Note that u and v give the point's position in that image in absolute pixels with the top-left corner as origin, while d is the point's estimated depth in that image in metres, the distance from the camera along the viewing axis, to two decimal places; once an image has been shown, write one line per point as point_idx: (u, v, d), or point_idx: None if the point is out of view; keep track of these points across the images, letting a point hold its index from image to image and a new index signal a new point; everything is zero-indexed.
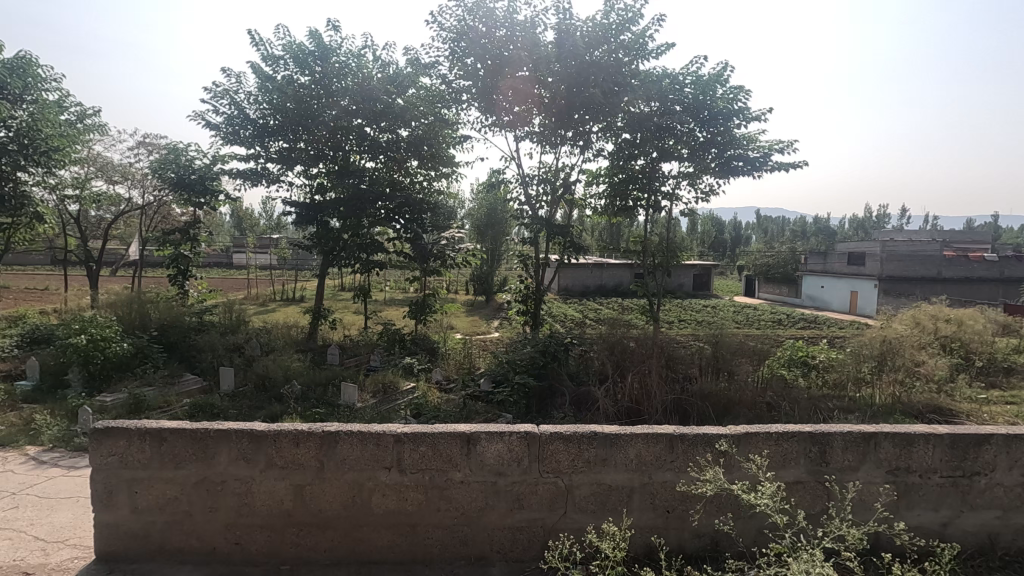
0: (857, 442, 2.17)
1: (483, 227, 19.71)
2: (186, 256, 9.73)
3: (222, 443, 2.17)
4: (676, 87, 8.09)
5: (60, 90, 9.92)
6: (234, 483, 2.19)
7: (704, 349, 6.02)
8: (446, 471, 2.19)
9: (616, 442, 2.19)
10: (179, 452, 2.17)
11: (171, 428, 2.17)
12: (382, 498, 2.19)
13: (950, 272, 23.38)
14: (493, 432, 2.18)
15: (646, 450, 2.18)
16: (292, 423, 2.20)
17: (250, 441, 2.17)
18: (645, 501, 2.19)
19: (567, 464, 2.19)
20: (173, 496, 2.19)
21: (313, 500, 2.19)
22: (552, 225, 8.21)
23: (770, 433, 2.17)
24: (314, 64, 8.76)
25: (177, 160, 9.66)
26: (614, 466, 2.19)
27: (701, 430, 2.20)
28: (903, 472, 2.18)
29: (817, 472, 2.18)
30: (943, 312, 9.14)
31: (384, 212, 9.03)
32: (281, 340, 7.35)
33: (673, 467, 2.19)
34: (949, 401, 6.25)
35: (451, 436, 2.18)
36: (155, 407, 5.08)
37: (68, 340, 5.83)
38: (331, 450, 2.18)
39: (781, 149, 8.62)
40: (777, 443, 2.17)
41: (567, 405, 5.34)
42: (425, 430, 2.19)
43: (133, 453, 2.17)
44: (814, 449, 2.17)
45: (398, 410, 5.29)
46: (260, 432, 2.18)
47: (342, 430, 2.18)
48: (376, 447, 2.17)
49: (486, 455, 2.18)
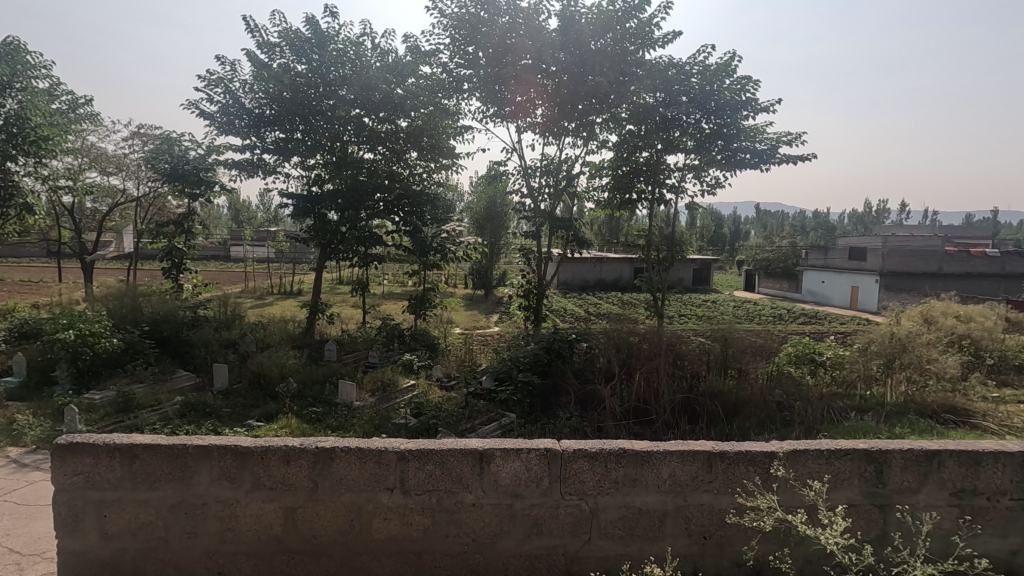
0: (918, 461, 2.01)
1: (482, 221, 19.49)
2: (180, 249, 9.51)
3: (201, 461, 1.99)
4: (683, 76, 7.77)
5: (51, 79, 9.69)
6: (216, 506, 2.01)
7: (713, 346, 5.69)
8: (456, 492, 2.01)
9: (647, 461, 2.02)
10: (154, 472, 1.99)
11: (143, 445, 1.98)
12: (383, 522, 2.01)
13: (951, 267, 23.16)
14: (509, 450, 2.00)
15: (681, 469, 2.02)
16: (285, 439, 2.02)
17: (234, 459, 1.99)
18: (679, 526, 2.03)
19: (586, 484, 2.01)
20: (146, 521, 2.00)
21: (306, 525, 2.01)
22: (554, 218, 7.96)
23: (821, 451, 2.01)
24: (311, 52, 8.53)
25: (171, 150, 9.44)
26: (643, 487, 2.02)
27: (742, 447, 2.04)
28: (969, 494, 2.02)
29: (872, 494, 2.02)
30: (953, 307, 8.98)
31: (383, 204, 8.87)
32: (277, 336, 7.16)
33: (711, 488, 2.02)
34: (964, 401, 6.08)
35: (460, 454, 2.00)
36: (146, 405, 4.90)
37: (55, 335, 5.66)
38: (326, 468, 2.00)
39: (789, 141, 8.41)
40: (830, 463, 2.01)
41: (572, 404, 5.18)
42: (431, 447, 2.01)
43: (101, 472, 1.99)
44: (870, 468, 2.01)
45: (398, 409, 5.12)
46: (246, 448, 2.00)
47: (339, 446, 2.00)
48: (377, 466, 1.99)
49: (500, 475, 2.01)
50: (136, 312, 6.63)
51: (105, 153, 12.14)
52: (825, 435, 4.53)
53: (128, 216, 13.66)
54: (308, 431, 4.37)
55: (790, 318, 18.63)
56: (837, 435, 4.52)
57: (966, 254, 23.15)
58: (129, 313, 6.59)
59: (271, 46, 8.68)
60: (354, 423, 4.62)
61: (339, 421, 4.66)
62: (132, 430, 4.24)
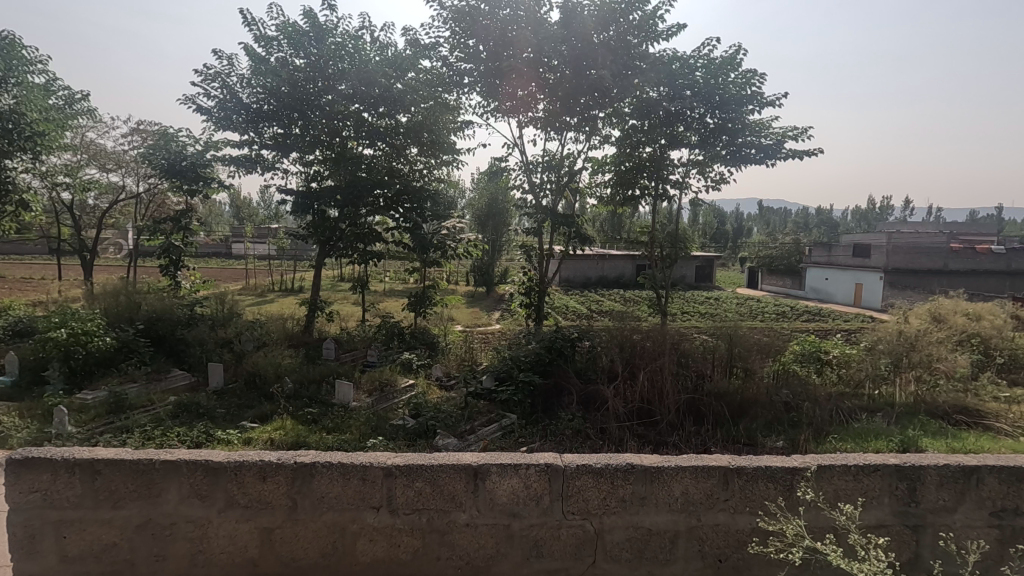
0: (955, 478, 1.93)
1: (483, 218, 19.33)
2: (177, 246, 9.38)
3: (169, 478, 1.90)
4: (686, 70, 7.56)
5: (47, 74, 9.58)
6: (186, 526, 1.91)
7: (718, 345, 5.56)
8: (448, 511, 1.92)
9: (658, 478, 1.93)
10: (118, 489, 1.90)
11: (107, 460, 1.89)
12: (369, 543, 1.92)
13: (956, 264, 22.96)
14: (506, 466, 1.91)
15: (694, 486, 1.93)
16: (260, 453, 1.93)
17: (205, 474, 1.90)
18: (692, 548, 1.94)
19: (588, 501, 1.93)
20: (110, 543, 1.90)
21: (284, 547, 1.92)
22: (555, 214, 7.81)
23: (849, 468, 1.93)
24: (309, 46, 8.38)
25: (167, 145, 9.30)
26: (653, 506, 1.93)
27: (762, 462, 1.95)
28: (1010, 514, 1.94)
29: (905, 513, 1.94)
30: (962, 305, 8.83)
31: (383, 200, 8.70)
32: (275, 334, 7.06)
33: (727, 507, 1.94)
34: (975, 402, 5.96)
35: (453, 470, 1.91)
36: (138, 406, 4.79)
37: (47, 334, 5.55)
38: (306, 484, 1.91)
39: (795, 136, 8.27)
40: (858, 479, 1.93)
41: (574, 405, 5.05)
42: (420, 462, 1.92)
43: (60, 490, 1.89)
44: (902, 486, 1.94)
45: (396, 409, 4.99)
46: (218, 464, 1.91)
47: (320, 461, 1.91)
48: (362, 482, 1.91)
49: (496, 493, 1.91)
50: (130, 311, 6.53)
51: (104, 150, 12.05)
52: (835, 437, 4.41)
53: (128, 213, 13.57)
54: (303, 432, 4.26)
55: (794, 316, 18.47)
56: (848, 438, 4.40)
57: (971, 250, 22.93)
58: (125, 312, 6.49)
59: (268, 40, 8.54)
60: (350, 424, 4.50)
61: (335, 422, 4.54)
62: (123, 432, 4.13)
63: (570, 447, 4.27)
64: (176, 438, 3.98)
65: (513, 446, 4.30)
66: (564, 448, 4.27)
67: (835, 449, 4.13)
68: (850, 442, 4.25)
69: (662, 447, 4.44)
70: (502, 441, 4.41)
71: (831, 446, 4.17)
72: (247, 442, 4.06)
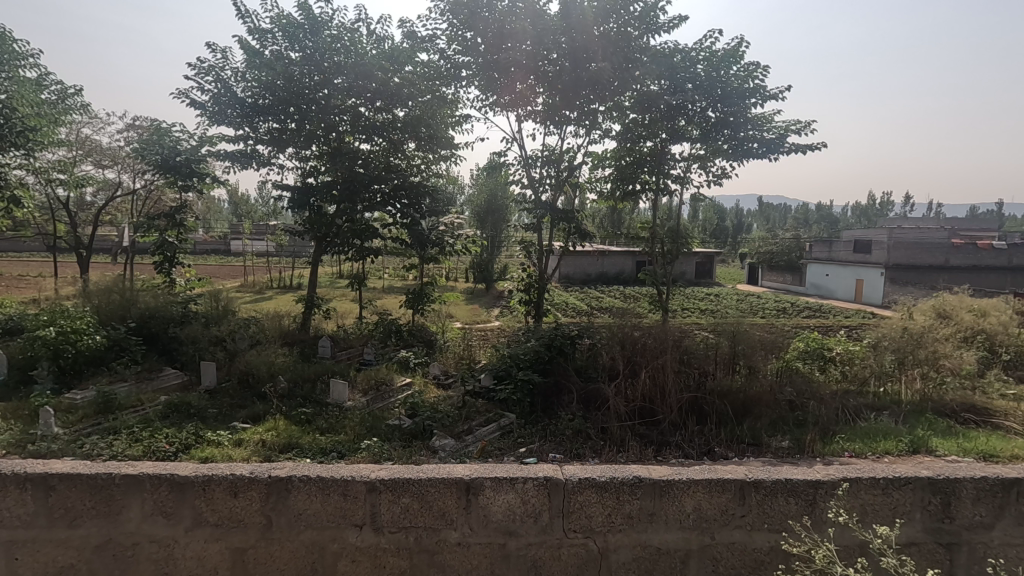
0: (992, 492, 1.93)
1: (482, 214, 19.19)
2: (172, 242, 9.20)
3: (129, 493, 1.84)
4: (688, 63, 7.43)
5: (39, 68, 9.45)
6: (148, 546, 1.85)
7: (721, 342, 5.38)
8: (438, 529, 1.87)
9: (667, 493, 1.91)
10: (73, 507, 1.85)
11: (60, 475, 1.84)
12: (351, 563, 1.86)
13: (959, 258, 22.87)
14: (501, 482, 1.87)
15: (706, 501, 1.91)
16: (229, 468, 1.87)
17: (169, 490, 1.84)
18: (705, 566, 1.92)
19: (590, 515, 1.89)
20: (66, 564, 1.84)
21: (258, 567, 1.86)
22: (555, 210, 7.68)
23: (880, 481, 1.93)
24: (304, 38, 8.24)
25: (161, 140, 9.16)
26: (662, 523, 1.91)
27: (784, 476, 1.93)
28: None
29: (939, 530, 1.94)
30: (967, 301, 8.70)
31: (380, 195, 8.52)
32: (270, 331, 6.94)
33: (744, 524, 1.92)
34: (983, 400, 5.85)
35: (445, 486, 1.86)
36: (128, 406, 4.68)
37: (36, 332, 5.43)
38: (280, 500, 1.86)
39: (798, 130, 8.13)
40: (889, 494, 1.92)
41: (574, 404, 4.93)
42: (408, 478, 1.86)
43: (12, 508, 1.84)
44: (937, 500, 1.93)
45: (392, 409, 4.88)
46: (184, 478, 1.85)
47: (297, 475, 1.86)
48: (343, 498, 1.85)
49: (491, 509, 1.87)
50: (122, 308, 6.41)
51: (100, 146, 11.92)
52: (843, 436, 4.30)
53: (124, 209, 13.44)
54: (297, 433, 4.14)
55: (795, 312, 18.36)
56: (856, 437, 4.28)
57: (972, 246, 22.82)
58: (117, 310, 6.38)
59: (263, 33, 8.39)
60: (345, 424, 4.39)
61: (330, 423, 4.43)
62: (110, 434, 4.02)
63: (571, 447, 4.14)
64: (165, 440, 3.87)
65: (512, 447, 4.20)
66: (565, 449, 4.14)
67: (843, 449, 4.03)
68: (858, 442, 4.14)
69: (664, 448, 4.34)
70: (501, 441, 4.30)
71: (839, 446, 4.06)
72: (238, 443, 3.94)
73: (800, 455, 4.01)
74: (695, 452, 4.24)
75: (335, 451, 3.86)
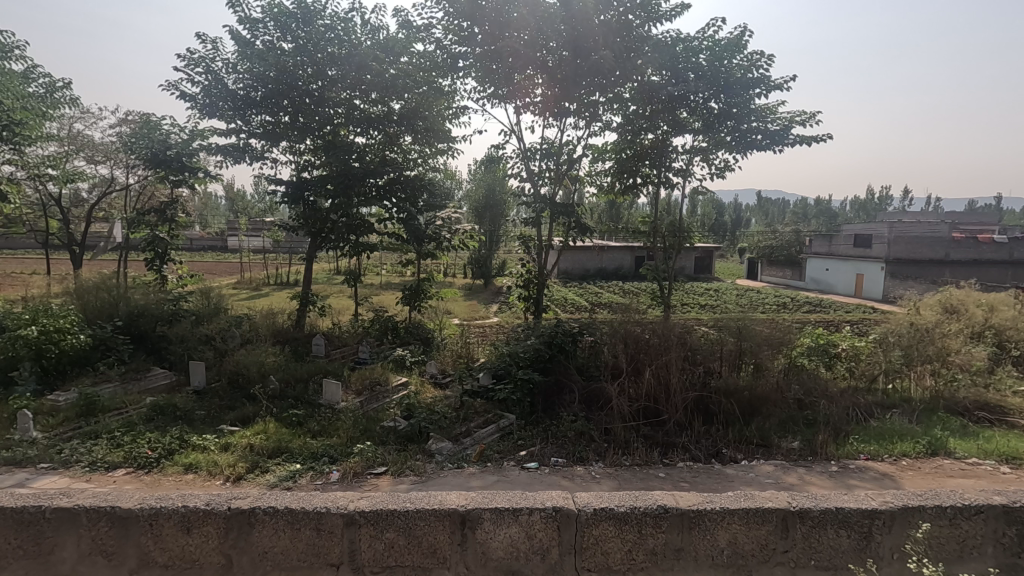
0: None
1: (479, 209, 18.91)
2: (163, 238, 8.95)
3: (64, 529, 2.01)
4: (689, 54, 7.26)
5: (26, 60, 9.23)
6: None
7: (726, 339, 5.14)
8: (434, 568, 2.00)
9: (698, 526, 2.04)
10: None
11: None
12: None
13: (957, 253, 22.76)
14: (498, 517, 2.01)
15: (741, 535, 2.04)
16: (175, 502, 2.02)
17: (112, 525, 2.01)
18: None
19: (607, 548, 2.01)
20: None
21: None
22: (554, 204, 7.49)
23: (952, 511, 2.08)
24: (297, 28, 8.02)
25: (150, 133, 8.90)
26: (691, 557, 2.03)
27: (835, 507, 2.08)
28: None
29: (1011, 563, 2.08)
30: (976, 295, 8.51)
31: (375, 189, 8.28)
32: (263, 328, 6.74)
33: (787, 559, 2.04)
34: (996, 398, 5.70)
35: (437, 521, 2.01)
36: (112, 409, 4.49)
37: (16, 331, 5.23)
38: (241, 535, 2.01)
39: (803, 121, 7.92)
40: (958, 524, 2.08)
41: (576, 404, 4.78)
42: (394, 511, 2.01)
43: None
44: (1009, 531, 2.09)
45: (388, 410, 4.71)
46: (125, 512, 2.01)
47: (258, 509, 2.01)
48: (315, 533, 2.00)
49: (487, 544, 2.01)
50: (109, 306, 6.21)
51: (92, 141, 11.69)
52: (857, 437, 4.14)
53: (116, 205, 13.15)
54: (287, 436, 3.96)
55: (796, 307, 18.20)
56: (871, 438, 4.12)
57: (973, 240, 22.70)
58: (105, 308, 6.18)
59: (254, 23, 8.15)
60: (338, 426, 4.21)
61: (322, 424, 4.26)
62: (90, 438, 3.83)
63: (573, 451, 3.97)
64: (147, 446, 3.68)
65: (513, 450, 4.02)
66: (568, 452, 3.95)
67: (858, 451, 3.86)
68: (873, 444, 3.97)
69: (670, 449, 4.18)
70: (501, 443, 4.12)
71: (853, 448, 3.89)
72: (225, 448, 3.75)
73: (813, 458, 3.85)
74: (702, 455, 4.07)
75: (327, 456, 3.68)
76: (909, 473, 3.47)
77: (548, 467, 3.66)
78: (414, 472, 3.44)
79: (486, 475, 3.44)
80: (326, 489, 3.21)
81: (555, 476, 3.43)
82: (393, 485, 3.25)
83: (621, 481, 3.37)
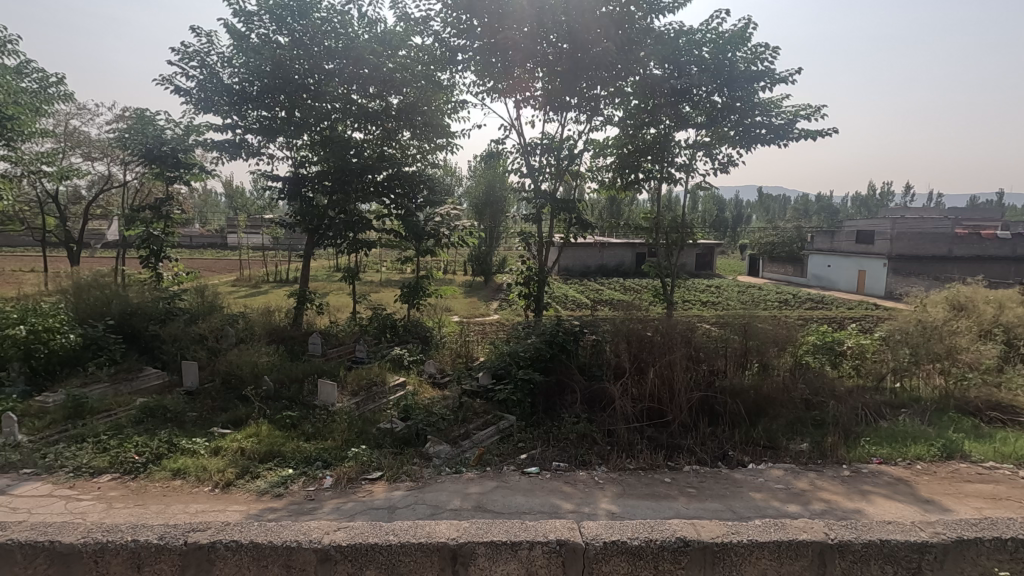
0: None
1: (480, 205, 18.76)
2: (158, 236, 8.79)
3: (14, 565, 2.14)
4: (691, 47, 7.10)
5: (17, 54, 9.06)
6: None
7: (731, 337, 4.99)
8: None
9: (724, 559, 2.18)
10: None
11: None
12: None
13: (961, 250, 22.58)
14: (491, 552, 2.14)
15: (769, 567, 2.18)
16: (125, 538, 2.16)
17: (59, 559, 2.14)
18: None
19: None
20: None
21: None
22: (555, 199, 7.35)
23: (1006, 542, 2.27)
24: (292, 21, 7.85)
25: (144, 128, 8.73)
26: None
27: (881, 540, 2.24)
28: None
29: None
30: (984, 291, 8.36)
31: (374, 185, 8.16)
32: (259, 326, 6.61)
33: None
34: (1008, 398, 5.57)
35: (426, 555, 2.13)
36: (101, 410, 4.36)
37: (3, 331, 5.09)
38: (200, 569, 2.11)
39: (808, 115, 7.79)
40: (1016, 556, 2.27)
41: (578, 405, 4.66)
42: (376, 545, 2.14)
43: None
44: None
45: (385, 411, 4.59)
46: (68, 547, 2.14)
47: (218, 544, 2.13)
48: (284, 567, 2.11)
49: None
50: (101, 304, 6.08)
51: (87, 137, 11.53)
52: (868, 440, 4.01)
53: (112, 203, 13.01)
54: (280, 439, 3.84)
55: (798, 304, 18.06)
56: (882, 440, 4.01)
57: (977, 236, 22.54)
58: (96, 307, 6.04)
59: (249, 16, 8.00)
60: (333, 429, 4.09)
61: (316, 427, 4.13)
62: (75, 442, 3.71)
63: (576, 454, 3.84)
64: (134, 450, 3.55)
65: (513, 453, 3.90)
66: (570, 456, 3.83)
67: (869, 454, 3.74)
68: (885, 446, 3.85)
69: (675, 451, 4.06)
70: (501, 446, 4.00)
71: (865, 452, 3.77)
72: (216, 452, 3.63)
73: (823, 461, 3.73)
74: (709, 458, 3.95)
75: (321, 460, 3.55)
76: (925, 477, 3.34)
77: (549, 472, 3.53)
78: (410, 478, 3.31)
79: (485, 480, 3.30)
80: (319, 496, 3.08)
81: (557, 482, 3.30)
82: (388, 491, 3.12)
83: (625, 487, 3.24)
